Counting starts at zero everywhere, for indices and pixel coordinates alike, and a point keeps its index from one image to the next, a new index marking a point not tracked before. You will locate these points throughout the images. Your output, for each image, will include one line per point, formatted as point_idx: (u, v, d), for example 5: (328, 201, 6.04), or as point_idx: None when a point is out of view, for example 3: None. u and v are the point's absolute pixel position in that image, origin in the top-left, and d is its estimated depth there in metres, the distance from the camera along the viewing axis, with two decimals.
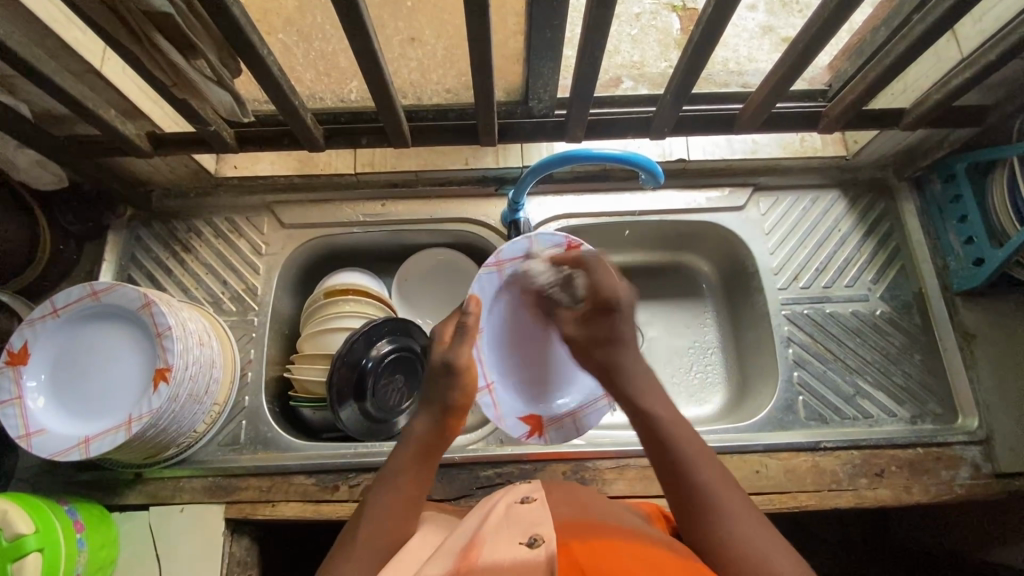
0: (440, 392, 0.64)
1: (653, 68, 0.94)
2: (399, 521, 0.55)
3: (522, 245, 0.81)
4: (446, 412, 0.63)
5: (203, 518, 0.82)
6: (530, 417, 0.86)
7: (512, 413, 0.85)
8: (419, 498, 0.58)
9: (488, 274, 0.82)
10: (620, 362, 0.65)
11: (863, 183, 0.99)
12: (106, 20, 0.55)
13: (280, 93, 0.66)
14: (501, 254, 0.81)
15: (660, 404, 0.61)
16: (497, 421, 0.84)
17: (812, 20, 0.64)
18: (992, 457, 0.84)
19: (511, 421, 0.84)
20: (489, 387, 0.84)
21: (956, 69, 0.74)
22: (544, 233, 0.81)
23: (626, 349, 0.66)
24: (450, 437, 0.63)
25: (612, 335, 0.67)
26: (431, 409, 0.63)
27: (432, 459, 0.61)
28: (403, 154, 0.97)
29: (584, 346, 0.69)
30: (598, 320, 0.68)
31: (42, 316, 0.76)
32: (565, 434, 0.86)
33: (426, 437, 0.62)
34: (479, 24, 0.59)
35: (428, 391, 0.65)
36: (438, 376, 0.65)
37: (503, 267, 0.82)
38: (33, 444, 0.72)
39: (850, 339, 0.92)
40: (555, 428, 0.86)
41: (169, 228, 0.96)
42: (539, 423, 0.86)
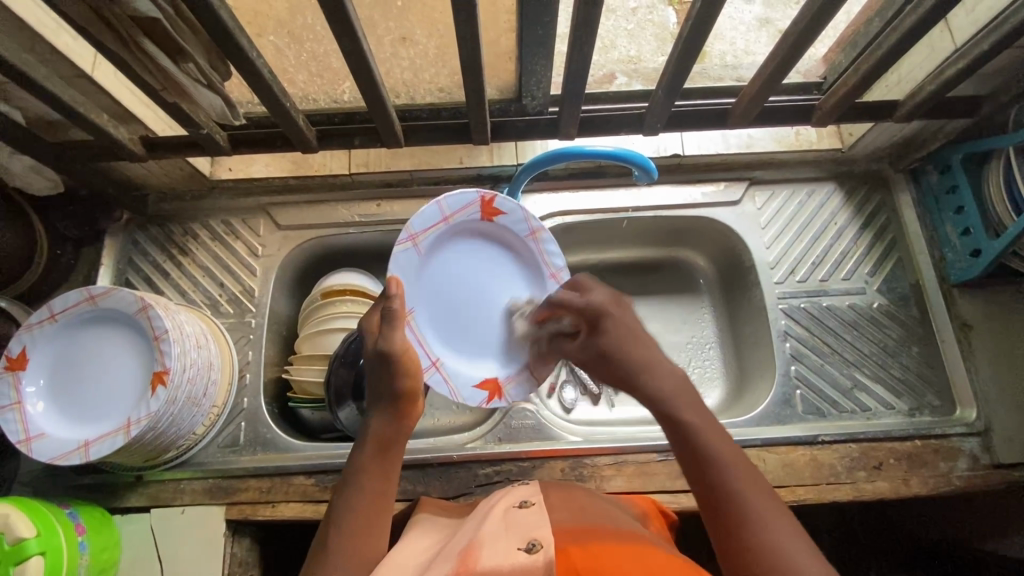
0: (388, 384, 0.62)
1: (649, 64, 0.95)
2: (369, 521, 0.54)
3: (432, 212, 0.77)
4: (398, 405, 0.61)
5: (204, 519, 0.82)
6: (486, 382, 0.80)
7: (465, 383, 0.79)
8: (389, 494, 0.57)
9: (404, 251, 0.75)
10: (625, 358, 0.56)
11: (860, 176, 0.99)
12: (93, 26, 0.55)
13: (270, 95, 0.66)
14: (413, 228, 0.75)
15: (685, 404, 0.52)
16: (455, 395, 0.78)
17: (804, 11, 0.63)
18: (990, 448, 0.84)
19: (466, 391, 0.79)
20: (436, 364, 0.78)
21: (950, 60, 0.74)
22: (451, 195, 0.77)
23: (631, 341, 0.57)
24: (407, 429, 0.61)
25: (609, 341, 0.58)
26: (380, 402, 0.62)
27: (392, 454, 0.59)
28: (397, 154, 0.97)
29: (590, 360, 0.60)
30: (599, 329, 0.60)
31: (39, 321, 0.76)
32: (524, 391, 0.81)
33: (381, 431, 0.60)
34: (467, 24, 0.59)
35: (372, 384, 0.63)
36: (378, 367, 0.63)
37: (417, 240, 0.76)
38: (33, 448, 0.72)
39: (847, 332, 0.92)
40: (512, 387, 0.81)
41: (166, 232, 0.96)
42: (495, 384, 0.81)
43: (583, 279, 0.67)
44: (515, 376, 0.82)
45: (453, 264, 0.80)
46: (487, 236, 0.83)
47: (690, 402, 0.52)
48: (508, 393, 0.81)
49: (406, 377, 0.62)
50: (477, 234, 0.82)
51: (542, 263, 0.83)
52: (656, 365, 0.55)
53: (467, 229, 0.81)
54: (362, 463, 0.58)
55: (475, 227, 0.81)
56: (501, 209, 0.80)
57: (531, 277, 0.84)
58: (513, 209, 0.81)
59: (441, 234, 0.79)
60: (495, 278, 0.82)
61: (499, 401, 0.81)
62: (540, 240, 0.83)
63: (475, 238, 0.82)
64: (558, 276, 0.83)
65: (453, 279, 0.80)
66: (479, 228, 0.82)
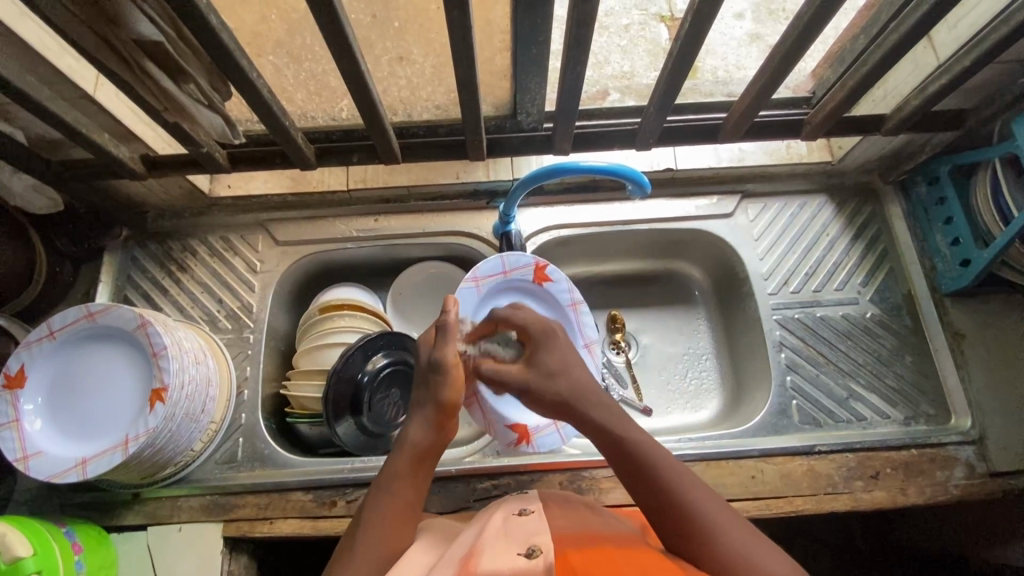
0: (434, 393, 0.63)
1: (641, 79, 0.98)
2: (394, 531, 0.56)
3: (496, 263, 0.87)
4: (438, 415, 0.62)
5: (202, 536, 0.82)
6: (519, 426, 0.85)
7: (502, 421, 0.84)
8: (416, 501, 0.59)
9: (466, 289, 0.86)
10: (572, 377, 0.62)
11: (850, 187, 1.00)
12: (98, 49, 0.56)
13: (270, 113, 0.67)
14: (477, 271, 0.86)
15: (635, 430, 0.58)
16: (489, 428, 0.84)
17: (790, 30, 0.65)
18: (986, 456, 0.85)
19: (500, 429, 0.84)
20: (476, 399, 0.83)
21: (933, 76, 0.76)
22: (513, 254, 0.88)
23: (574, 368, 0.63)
24: (443, 440, 0.62)
25: (564, 363, 0.63)
26: (424, 412, 0.63)
27: (426, 465, 0.60)
28: (393, 170, 0.98)
29: (535, 390, 0.63)
30: (542, 352, 0.65)
31: (38, 339, 0.76)
32: (550, 443, 0.86)
33: (421, 442, 0.61)
34: (463, 44, 0.60)
35: (419, 391, 0.64)
36: (430, 377, 0.64)
37: (479, 282, 0.87)
38: (30, 466, 0.72)
39: (841, 342, 0.93)
40: (542, 436, 0.86)
41: (164, 248, 0.97)
42: (526, 431, 0.85)
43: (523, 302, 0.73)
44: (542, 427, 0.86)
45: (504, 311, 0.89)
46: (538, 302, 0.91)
47: (629, 425, 0.58)
48: (535, 441, 0.86)
49: (452, 391, 0.63)
50: (531, 296, 0.91)
51: (577, 330, 0.91)
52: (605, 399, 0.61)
53: (518, 287, 0.90)
54: (398, 469, 0.59)
55: (527, 287, 0.90)
56: (552, 276, 0.89)
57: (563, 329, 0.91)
58: (560, 281, 0.90)
59: (495, 284, 0.88)
60: None
61: (527, 447, 0.85)
62: (592, 354, 0.91)
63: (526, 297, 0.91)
64: (591, 344, 0.91)
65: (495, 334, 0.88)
66: (533, 291, 0.90)
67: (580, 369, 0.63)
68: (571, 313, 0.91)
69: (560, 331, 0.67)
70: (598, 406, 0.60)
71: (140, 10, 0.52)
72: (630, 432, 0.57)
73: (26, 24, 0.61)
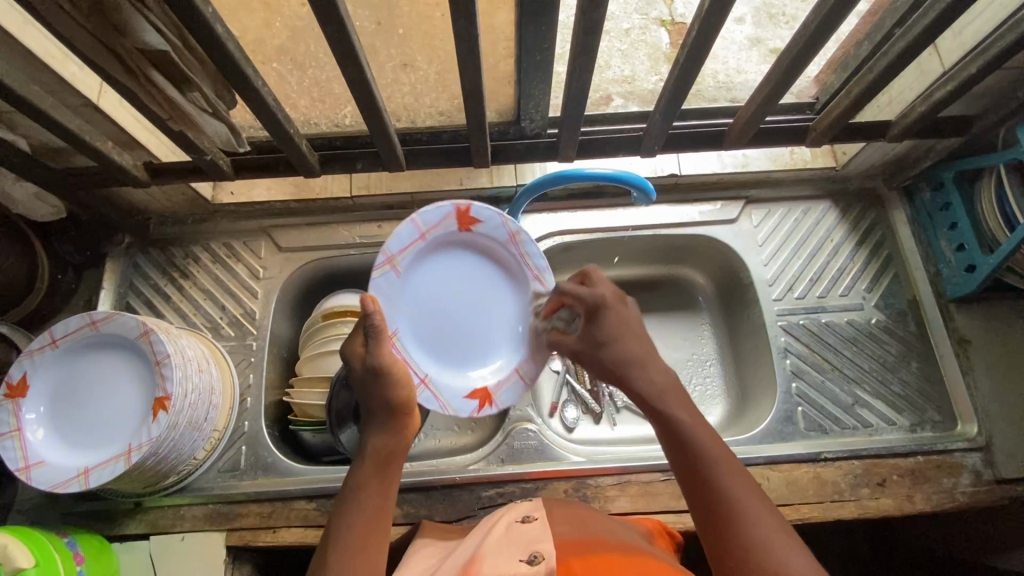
0: (382, 400, 0.63)
1: (643, 83, 0.98)
2: (372, 546, 0.54)
3: (408, 231, 0.72)
4: (392, 418, 0.63)
5: (204, 545, 0.81)
6: (476, 390, 0.77)
7: (456, 395, 0.76)
8: (387, 509, 0.57)
9: (383, 275, 0.72)
10: (621, 346, 0.65)
11: (854, 193, 1.00)
12: (103, 59, 0.56)
13: (275, 121, 0.67)
14: (389, 249, 0.71)
15: (675, 402, 0.58)
16: (446, 410, 0.75)
17: (796, 38, 0.65)
18: (993, 463, 0.84)
19: (457, 403, 0.75)
20: (426, 380, 0.74)
21: (939, 82, 0.75)
22: (426, 210, 0.72)
23: (630, 337, 0.65)
24: (407, 441, 0.63)
25: (611, 334, 0.65)
26: (382, 416, 0.63)
27: (393, 468, 0.60)
28: (397, 177, 0.98)
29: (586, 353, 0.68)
30: (593, 322, 0.67)
31: (40, 347, 0.76)
32: (515, 391, 0.77)
33: (382, 447, 0.61)
34: (469, 53, 0.60)
35: (367, 398, 0.63)
36: (372, 382, 0.63)
37: (396, 260, 0.72)
38: (32, 476, 0.71)
39: (846, 348, 0.92)
40: (501, 390, 0.77)
41: (167, 255, 0.96)
42: (487, 393, 0.76)
43: (593, 271, 0.69)
44: (503, 383, 0.77)
45: (436, 273, 0.76)
46: (473, 249, 0.77)
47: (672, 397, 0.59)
48: (499, 400, 0.77)
49: (402, 389, 0.63)
50: (463, 244, 0.77)
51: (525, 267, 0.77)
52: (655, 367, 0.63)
53: (446, 244, 0.76)
54: (360, 480, 0.58)
55: (455, 238, 0.76)
56: (478, 217, 0.74)
57: (513, 280, 0.78)
58: (491, 216, 0.75)
59: (419, 253, 0.74)
60: (472, 283, 0.77)
61: (491, 409, 0.76)
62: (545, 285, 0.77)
63: (456, 250, 0.77)
64: (541, 276, 0.77)
65: (430, 297, 0.76)
66: (464, 239, 0.76)
67: (635, 342, 0.65)
68: (512, 248, 0.77)
69: (610, 300, 0.67)
70: (643, 377, 0.62)
71: (146, 20, 0.52)
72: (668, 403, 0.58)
73: (30, 32, 0.60)
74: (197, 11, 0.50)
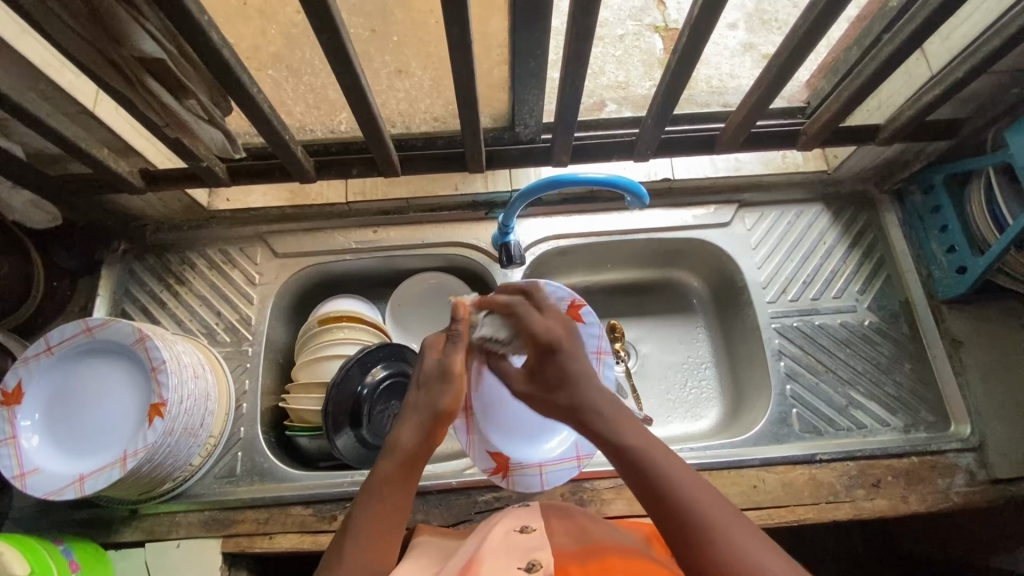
0: (431, 401, 0.64)
1: (637, 88, 0.99)
2: (386, 541, 0.56)
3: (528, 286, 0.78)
4: (431, 422, 0.63)
5: (200, 551, 0.81)
6: (500, 457, 0.80)
7: (483, 446, 0.79)
8: (404, 510, 0.58)
9: None
10: (573, 381, 0.62)
11: (846, 197, 1.01)
12: (99, 66, 0.56)
13: (271, 127, 0.67)
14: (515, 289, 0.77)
15: (626, 428, 0.57)
16: (468, 450, 0.79)
17: (785, 44, 0.66)
18: (986, 463, 0.85)
19: (479, 452, 0.79)
20: (468, 414, 0.78)
21: (928, 86, 0.76)
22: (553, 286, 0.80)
23: (580, 372, 0.63)
24: (431, 450, 0.62)
25: (563, 375, 0.63)
26: (419, 418, 0.63)
27: (414, 473, 0.60)
28: (393, 182, 0.98)
29: (540, 395, 0.65)
30: (546, 362, 0.65)
31: (35, 354, 0.76)
32: (529, 484, 0.80)
33: (411, 447, 0.61)
34: (462, 60, 0.61)
35: (417, 398, 0.65)
36: (434, 383, 0.65)
37: None
38: (27, 483, 0.71)
39: (840, 350, 0.93)
40: (520, 474, 0.80)
41: (163, 261, 0.96)
42: (506, 463, 0.80)
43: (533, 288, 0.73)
44: (524, 467, 0.80)
45: None
46: None
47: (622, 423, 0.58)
48: (512, 476, 0.80)
49: (450, 399, 0.65)
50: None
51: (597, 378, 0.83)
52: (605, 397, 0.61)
53: None
54: (385, 474, 0.59)
55: None
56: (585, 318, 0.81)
57: None
58: (593, 323, 0.82)
59: None
60: None
61: (500, 480, 0.80)
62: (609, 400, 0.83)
63: None
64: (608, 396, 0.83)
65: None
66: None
67: (585, 382, 0.62)
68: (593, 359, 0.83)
69: (565, 338, 0.65)
70: (597, 413, 0.59)
71: (143, 28, 0.52)
72: (622, 433, 0.57)
73: (26, 41, 0.61)
74: (193, 19, 0.51)
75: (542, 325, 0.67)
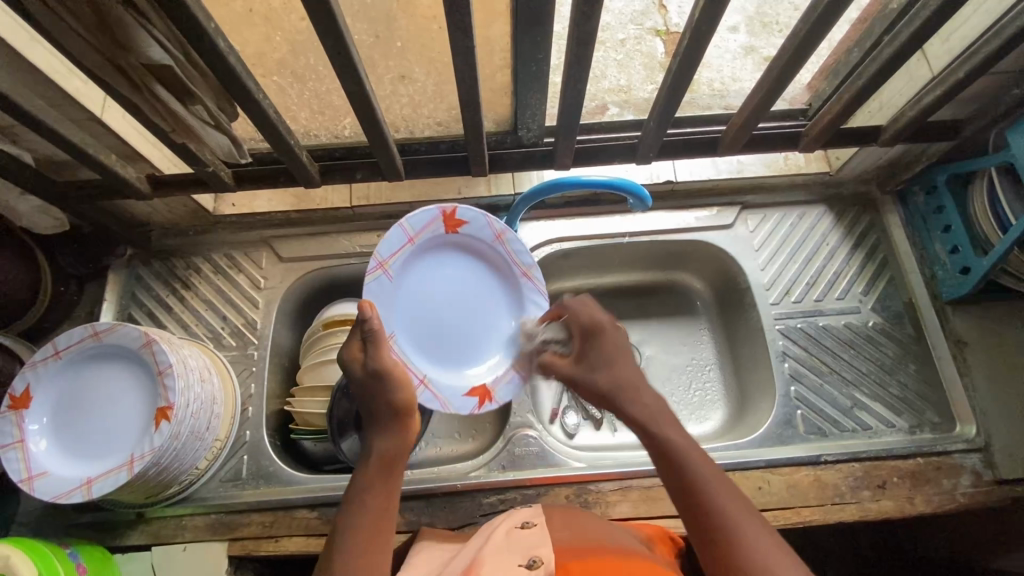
0: (385, 401, 0.63)
1: (639, 92, 0.99)
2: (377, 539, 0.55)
3: (398, 236, 0.75)
4: (396, 420, 0.63)
5: (206, 554, 0.81)
6: (475, 387, 0.78)
7: (454, 393, 0.77)
8: (393, 503, 0.58)
9: (377, 280, 0.73)
10: (613, 369, 0.64)
11: (849, 198, 1.01)
12: (107, 72, 0.57)
13: (276, 132, 0.68)
14: (380, 254, 0.73)
15: (666, 424, 0.58)
16: (447, 408, 0.76)
17: (785, 47, 0.66)
18: (993, 464, 0.85)
19: (456, 400, 0.77)
20: (425, 380, 0.76)
21: (928, 86, 0.76)
22: (414, 214, 0.75)
23: (620, 362, 0.65)
24: (409, 443, 0.63)
25: (605, 359, 0.65)
26: (383, 420, 0.63)
27: (396, 468, 0.61)
28: (396, 186, 0.99)
29: (579, 379, 0.67)
30: (589, 347, 0.67)
31: (43, 359, 0.76)
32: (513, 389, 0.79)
33: (384, 448, 0.61)
34: (465, 65, 0.62)
35: (370, 403, 0.64)
36: (373, 386, 0.64)
37: (388, 265, 0.74)
38: (35, 487, 0.72)
39: (843, 351, 0.93)
40: (498, 386, 0.79)
41: (168, 266, 0.97)
42: (484, 389, 0.78)
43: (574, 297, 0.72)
44: (498, 377, 0.79)
45: (426, 275, 0.78)
46: (461, 251, 0.80)
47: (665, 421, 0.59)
48: (497, 393, 0.79)
49: (402, 390, 0.64)
50: (452, 247, 0.80)
51: (509, 264, 0.81)
52: (647, 389, 0.62)
53: (435, 246, 0.79)
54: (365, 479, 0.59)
55: (443, 242, 0.79)
56: (463, 219, 0.78)
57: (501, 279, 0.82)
58: (475, 217, 0.79)
59: (409, 256, 0.76)
60: (465, 282, 0.80)
61: (491, 404, 0.78)
62: (531, 280, 0.81)
63: (445, 252, 0.79)
64: (528, 273, 0.81)
65: (427, 302, 0.78)
66: (452, 241, 0.80)
67: (629, 369, 0.64)
68: (497, 248, 0.81)
69: (609, 327, 0.68)
70: (638, 402, 0.61)
71: (150, 36, 0.53)
72: (664, 428, 0.58)
73: (34, 49, 0.62)
74: (200, 26, 0.51)
75: (588, 313, 0.69)
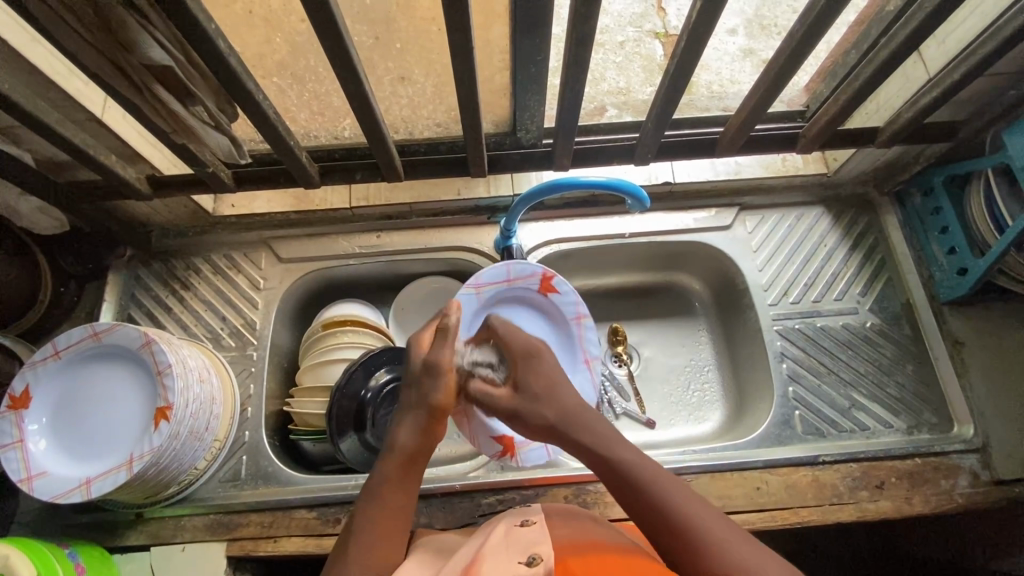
0: (426, 396, 0.64)
1: (637, 94, 1.00)
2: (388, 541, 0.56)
3: (500, 272, 0.88)
4: (428, 419, 0.63)
5: (204, 554, 0.81)
6: (505, 440, 0.84)
7: (488, 434, 0.83)
8: (409, 506, 0.59)
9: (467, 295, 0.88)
10: (552, 395, 0.63)
11: (847, 199, 1.02)
12: (108, 73, 0.57)
13: (276, 133, 0.68)
14: (481, 278, 0.88)
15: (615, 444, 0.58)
16: (472, 441, 0.84)
17: (781, 48, 0.66)
18: (990, 465, 0.85)
19: (485, 441, 0.83)
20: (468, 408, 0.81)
21: (925, 88, 0.77)
22: (521, 264, 0.88)
23: (556, 389, 0.64)
24: (431, 446, 0.63)
25: (547, 385, 0.64)
26: (417, 414, 0.64)
27: (415, 468, 0.61)
28: (397, 187, 0.98)
29: (523, 410, 0.64)
30: (524, 373, 0.66)
31: (43, 358, 0.76)
32: (535, 458, 0.86)
33: (408, 445, 0.61)
34: (464, 66, 0.62)
35: (413, 395, 0.65)
36: (423, 380, 0.66)
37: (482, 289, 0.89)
38: (34, 487, 0.72)
39: (841, 352, 0.93)
40: (526, 451, 0.85)
41: (169, 267, 0.97)
42: (512, 445, 0.84)
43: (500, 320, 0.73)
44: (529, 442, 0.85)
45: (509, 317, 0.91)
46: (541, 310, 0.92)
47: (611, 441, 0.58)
48: (520, 454, 0.85)
49: (445, 394, 0.65)
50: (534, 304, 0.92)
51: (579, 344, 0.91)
52: (592, 416, 0.61)
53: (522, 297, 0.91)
54: (386, 474, 0.59)
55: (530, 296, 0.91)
56: (557, 288, 0.90)
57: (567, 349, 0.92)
58: (568, 292, 0.90)
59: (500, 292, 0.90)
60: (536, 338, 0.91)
61: (510, 459, 0.85)
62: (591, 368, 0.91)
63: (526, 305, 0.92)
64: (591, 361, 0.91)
65: None
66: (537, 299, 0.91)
67: (572, 394, 0.64)
68: (574, 326, 0.91)
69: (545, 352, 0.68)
70: (586, 428, 0.60)
71: (151, 36, 0.54)
72: (612, 447, 0.57)
73: (35, 49, 0.62)
74: (200, 27, 0.52)
75: (520, 337, 0.70)
